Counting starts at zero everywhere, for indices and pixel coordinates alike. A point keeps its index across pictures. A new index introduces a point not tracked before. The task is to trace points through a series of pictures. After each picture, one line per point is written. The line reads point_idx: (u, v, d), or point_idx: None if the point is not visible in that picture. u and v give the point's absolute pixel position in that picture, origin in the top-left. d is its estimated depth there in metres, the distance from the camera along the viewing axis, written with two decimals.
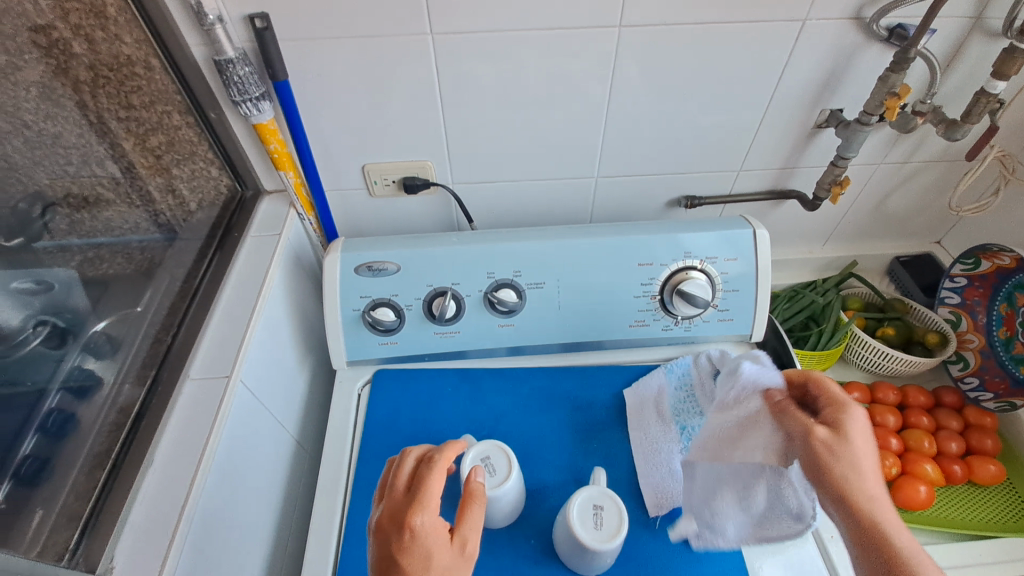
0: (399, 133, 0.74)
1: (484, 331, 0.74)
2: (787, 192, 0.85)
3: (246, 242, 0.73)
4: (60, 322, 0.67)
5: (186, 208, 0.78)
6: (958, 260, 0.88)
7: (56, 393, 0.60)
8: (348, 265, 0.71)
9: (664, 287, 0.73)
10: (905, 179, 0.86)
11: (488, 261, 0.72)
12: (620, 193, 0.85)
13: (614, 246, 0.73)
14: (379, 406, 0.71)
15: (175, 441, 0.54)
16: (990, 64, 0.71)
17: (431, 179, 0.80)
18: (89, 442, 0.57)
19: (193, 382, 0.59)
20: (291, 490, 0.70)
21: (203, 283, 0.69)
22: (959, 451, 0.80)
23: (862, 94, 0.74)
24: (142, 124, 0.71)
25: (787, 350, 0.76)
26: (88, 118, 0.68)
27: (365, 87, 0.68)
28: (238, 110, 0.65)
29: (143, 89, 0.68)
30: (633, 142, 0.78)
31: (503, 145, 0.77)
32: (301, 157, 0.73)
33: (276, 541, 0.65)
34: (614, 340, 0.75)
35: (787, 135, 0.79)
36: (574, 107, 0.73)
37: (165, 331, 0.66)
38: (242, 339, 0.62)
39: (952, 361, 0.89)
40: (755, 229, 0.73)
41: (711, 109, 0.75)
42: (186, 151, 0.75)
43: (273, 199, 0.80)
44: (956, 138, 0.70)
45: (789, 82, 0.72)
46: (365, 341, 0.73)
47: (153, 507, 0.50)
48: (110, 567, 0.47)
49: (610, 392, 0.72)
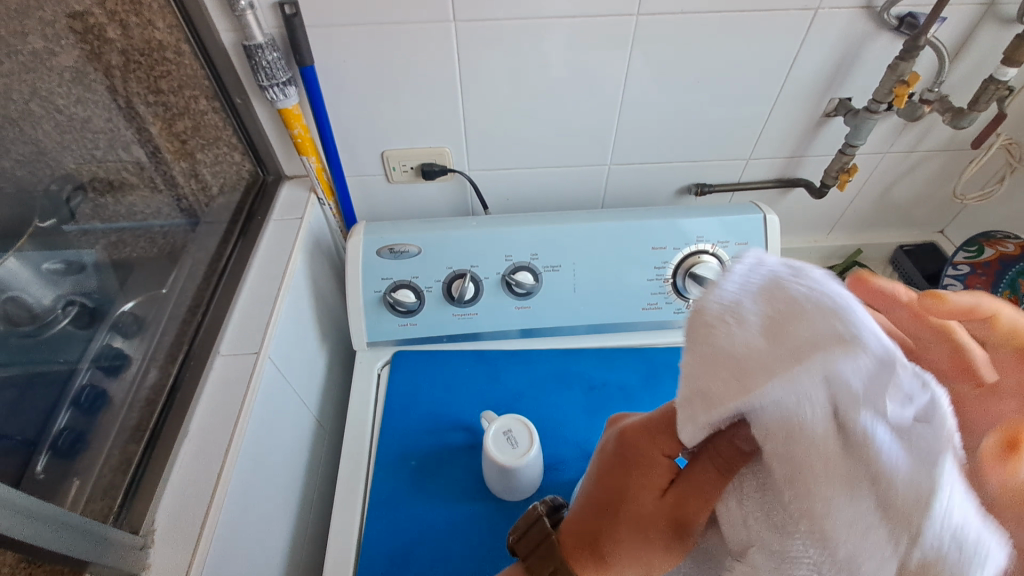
0: (419, 119, 0.76)
1: (501, 313, 0.76)
2: (795, 180, 0.87)
3: (270, 224, 0.75)
4: (88, 301, 0.68)
5: (208, 192, 0.80)
6: (962, 248, 0.90)
7: (87, 370, 0.61)
8: (370, 247, 0.73)
9: (676, 271, 0.75)
10: (911, 168, 0.88)
11: (505, 244, 0.74)
12: (631, 181, 0.87)
13: (628, 230, 0.74)
14: (399, 385, 0.73)
15: (208, 413, 0.56)
16: (998, 54, 0.73)
17: (448, 165, 0.81)
18: (122, 415, 0.59)
19: (223, 357, 0.60)
20: (313, 467, 0.72)
21: (228, 264, 0.71)
22: None
23: (870, 83, 0.76)
24: (169, 109, 0.72)
25: None
26: (117, 103, 0.70)
27: (388, 73, 0.70)
28: (265, 95, 0.66)
29: (172, 74, 0.70)
30: (646, 130, 0.80)
31: (520, 131, 0.79)
32: (323, 142, 0.75)
33: (300, 515, 0.67)
34: (627, 323, 0.77)
35: (797, 124, 0.81)
36: (590, 94, 0.75)
37: (192, 310, 0.68)
38: (269, 317, 0.64)
39: None
40: (765, 214, 0.75)
41: (724, 97, 0.76)
42: (211, 136, 0.77)
43: (293, 184, 0.82)
44: (963, 126, 0.72)
45: (800, 71, 0.74)
46: (385, 323, 0.75)
47: (189, 475, 0.52)
48: (151, 531, 0.48)
49: (624, 372, 0.74)
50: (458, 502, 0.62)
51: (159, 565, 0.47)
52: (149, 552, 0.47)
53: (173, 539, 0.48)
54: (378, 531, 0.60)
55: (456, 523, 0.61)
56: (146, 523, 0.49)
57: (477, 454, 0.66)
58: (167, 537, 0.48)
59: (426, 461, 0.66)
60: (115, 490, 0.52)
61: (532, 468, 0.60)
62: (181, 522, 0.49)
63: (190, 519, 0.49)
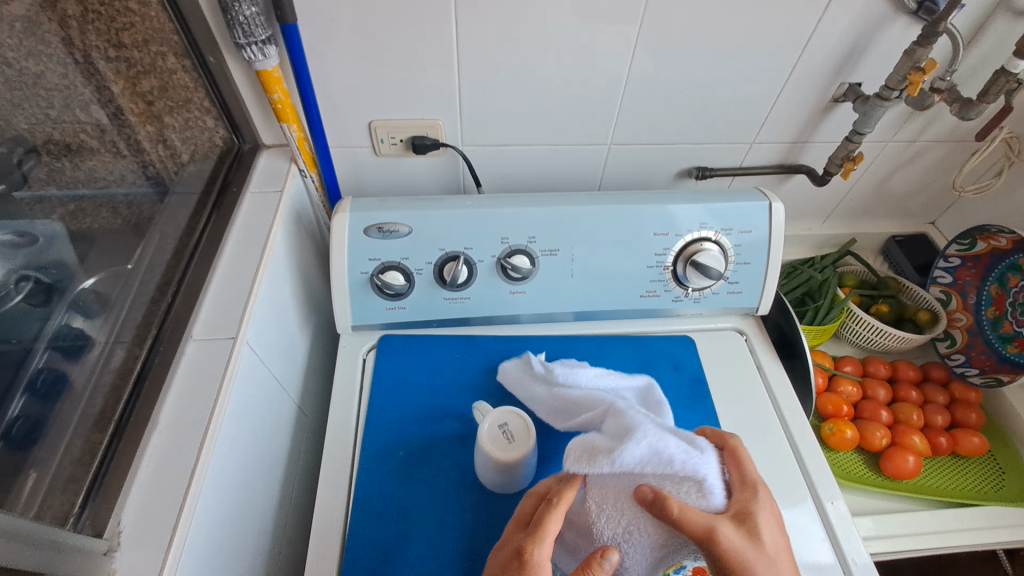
0: (411, 88, 0.70)
1: (494, 298, 0.72)
2: (797, 167, 0.85)
3: (246, 197, 0.69)
4: (44, 278, 0.59)
5: (177, 159, 0.74)
6: (955, 240, 0.90)
7: (43, 351, 0.54)
8: (356, 225, 0.68)
9: (676, 259, 0.73)
10: (912, 159, 0.87)
11: (501, 226, 0.70)
12: (631, 162, 0.83)
13: (630, 214, 0.71)
14: (385, 371, 0.70)
15: (180, 403, 0.52)
16: (1009, 44, 0.72)
17: (441, 139, 0.77)
18: (85, 401, 0.54)
19: (197, 343, 0.56)
20: (293, 456, 0.68)
21: (201, 238, 0.66)
22: (945, 425, 0.84)
23: (881, 70, 0.74)
24: (133, 66, 0.66)
25: (793, 324, 0.75)
26: (75, 57, 0.63)
27: (378, 35, 0.65)
28: (241, 55, 0.61)
29: (136, 27, 0.64)
30: (650, 109, 0.76)
31: (518, 106, 0.74)
32: (305, 109, 0.69)
33: (280, 506, 0.64)
34: (624, 311, 0.75)
35: (804, 109, 0.78)
36: (594, 70, 0.71)
37: (162, 289, 0.63)
38: (248, 299, 0.59)
39: (940, 339, 0.92)
40: (770, 202, 0.72)
41: (733, 78, 0.73)
42: (180, 98, 0.71)
43: (272, 154, 0.76)
44: (970, 117, 0.71)
45: (812, 53, 0.71)
46: (371, 305, 0.71)
47: (160, 472, 0.48)
48: (118, 532, 0.45)
49: (619, 361, 0.72)
50: (449, 494, 0.60)
51: (128, 571, 0.43)
52: (116, 556, 0.44)
53: (143, 543, 0.44)
54: (364, 524, 0.58)
55: (446, 517, 0.58)
56: (112, 525, 0.45)
57: (469, 444, 0.64)
58: (135, 539, 0.44)
59: (414, 451, 0.63)
60: (77, 484, 0.48)
61: (531, 460, 0.58)
62: (151, 523, 0.45)
63: (161, 520, 0.45)
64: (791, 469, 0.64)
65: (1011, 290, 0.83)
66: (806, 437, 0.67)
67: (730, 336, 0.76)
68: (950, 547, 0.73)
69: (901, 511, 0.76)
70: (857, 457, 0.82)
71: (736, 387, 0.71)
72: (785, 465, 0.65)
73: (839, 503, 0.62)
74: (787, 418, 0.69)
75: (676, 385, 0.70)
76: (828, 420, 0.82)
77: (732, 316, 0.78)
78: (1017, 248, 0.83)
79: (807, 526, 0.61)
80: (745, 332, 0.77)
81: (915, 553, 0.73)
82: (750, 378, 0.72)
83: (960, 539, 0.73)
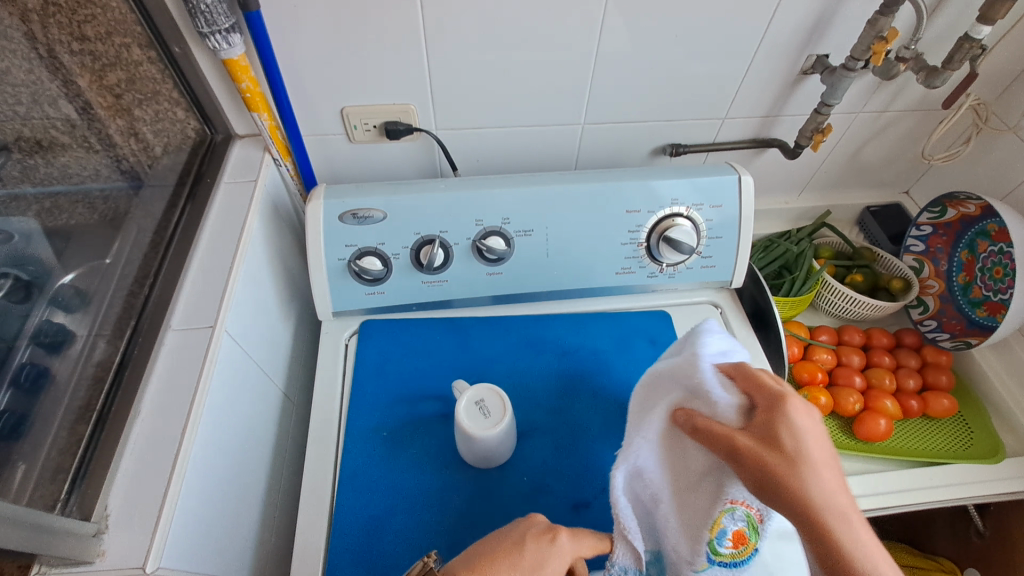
0: (381, 72, 0.70)
1: (472, 280, 0.73)
2: (769, 141, 0.86)
3: (220, 187, 0.70)
4: (23, 274, 0.57)
5: (150, 153, 0.74)
6: (927, 208, 0.93)
7: (26, 348, 0.54)
8: (331, 213, 0.69)
9: (650, 236, 0.74)
10: (883, 128, 0.88)
11: (476, 208, 0.70)
12: (606, 140, 0.84)
13: (601, 192, 0.72)
14: (368, 354, 0.71)
15: (161, 392, 0.53)
16: (973, 11, 0.73)
17: (414, 124, 0.77)
18: (69, 395, 0.54)
19: (175, 332, 0.57)
20: (280, 441, 0.70)
21: (177, 230, 0.67)
22: (915, 390, 0.87)
23: (847, 40, 0.74)
24: (97, 58, 0.66)
25: (766, 296, 0.77)
26: (38, 51, 0.62)
27: (341, 20, 0.65)
28: (206, 44, 0.61)
29: (98, 19, 0.64)
30: (622, 86, 0.76)
31: (489, 87, 0.74)
32: (275, 97, 0.69)
33: (268, 491, 0.66)
34: (601, 289, 0.77)
35: (773, 83, 0.79)
36: (562, 48, 0.71)
37: (140, 282, 0.63)
38: (224, 287, 0.60)
39: (912, 305, 0.94)
40: (739, 175, 0.74)
41: (702, 54, 0.73)
42: (148, 89, 0.71)
43: (245, 144, 0.77)
44: (935, 85, 0.71)
45: (778, 26, 0.71)
46: (351, 291, 0.72)
47: (143, 458, 0.49)
48: (105, 516, 0.46)
49: (595, 339, 0.73)
50: (431, 471, 0.62)
51: (118, 552, 0.45)
52: (105, 538, 0.45)
53: (129, 524, 0.46)
54: (349, 504, 0.59)
55: (431, 493, 0.60)
56: (99, 509, 0.46)
57: (450, 422, 0.65)
58: (123, 523, 0.46)
59: (397, 431, 0.65)
60: (64, 473, 0.49)
61: (508, 436, 0.60)
62: (137, 507, 0.47)
63: (147, 503, 0.47)
64: None
65: (980, 256, 0.85)
66: None
67: (705, 310, 0.78)
68: (920, 504, 0.76)
69: (874, 471, 0.79)
70: (832, 423, 0.85)
71: None
72: None
73: None
74: None
75: (651, 358, 0.72)
76: (802, 389, 0.85)
77: (708, 290, 0.79)
78: (986, 214, 0.84)
79: None
80: (720, 305, 0.79)
81: (886, 511, 0.76)
82: None
83: (929, 496, 0.75)
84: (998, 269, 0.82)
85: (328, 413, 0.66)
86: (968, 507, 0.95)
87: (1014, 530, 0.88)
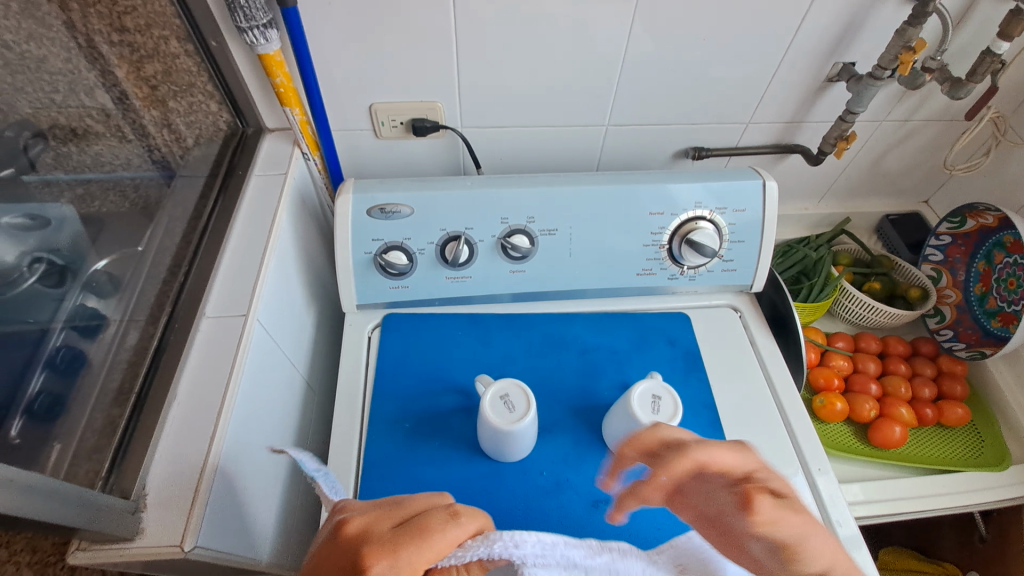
0: (411, 69, 0.71)
1: (495, 276, 0.74)
2: (792, 146, 0.86)
3: (252, 179, 0.71)
4: (57, 259, 0.63)
5: (182, 143, 0.75)
6: (946, 218, 0.92)
7: (61, 331, 0.57)
8: (359, 207, 0.70)
9: (673, 238, 0.75)
10: (906, 136, 0.88)
11: (501, 206, 0.71)
12: (629, 142, 0.85)
13: (624, 193, 0.73)
14: (391, 347, 0.72)
15: (197, 377, 0.54)
16: (996, 26, 0.73)
17: (441, 121, 0.78)
18: (104, 377, 0.56)
19: (210, 320, 0.58)
20: (304, 430, 0.71)
21: (208, 221, 0.68)
22: (931, 399, 0.87)
23: (874, 49, 0.75)
24: (135, 50, 0.68)
25: (787, 301, 0.77)
26: (77, 40, 0.64)
27: (373, 17, 0.66)
28: (243, 38, 0.62)
29: (137, 10, 0.65)
30: (648, 90, 0.77)
31: (516, 87, 0.75)
32: (307, 93, 0.70)
33: (292, 478, 0.67)
34: (622, 288, 0.77)
35: (798, 90, 0.79)
36: (589, 48, 0.71)
37: (174, 269, 0.65)
38: (256, 278, 0.61)
39: (929, 314, 0.95)
40: (764, 180, 0.74)
41: (728, 58, 0.74)
42: (183, 82, 0.72)
43: (275, 137, 0.78)
44: (960, 96, 0.71)
45: (806, 33, 0.72)
46: (376, 285, 0.73)
47: (179, 441, 0.50)
48: (143, 495, 0.47)
49: (614, 338, 0.74)
50: (454, 463, 0.63)
51: (156, 532, 0.46)
52: (143, 516, 0.46)
53: (167, 505, 0.47)
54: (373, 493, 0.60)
55: (453, 484, 0.61)
56: (137, 489, 0.48)
57: (472, 416, 0.66)
58: (160, 502, 0.47)
59: (420, 423, 0.66)
60: (101, 453, 0.50)
61: (530, 431, 0.60)
62: (173, 488, 0.48)
63: (183, 484, 0.48)
64: (782, 445, 0.67)
65: (996, 267, 0.86)
66: (798, 411, 0.70)
67: (725, 313, 0.78)
68: (930, 511, 0.76)
69: (886, 478, 0.79)
70: (846, 429, 0.85)
71: (729, 363, 0.73)
72: (776, 437, 0.67)
73: (825, 470, 0.65)
74: (778, 389, 0.71)
75: (670, 359, 0.72)
76: (819, 394, 0.85)
77: (728, 293, 0.80)
78: (1003, 225, 0.84)
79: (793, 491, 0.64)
80: (739, 308, 0.79)
81: (897, 517, 0.77)
82: (743, 354, 0.74)
83: (940, 503, 0.76)
84: (1013, 281, 0.82)
85: (352, 403, 0.68)
86: (976, 515, 0.95)
87: (1016, 538, 0.89)
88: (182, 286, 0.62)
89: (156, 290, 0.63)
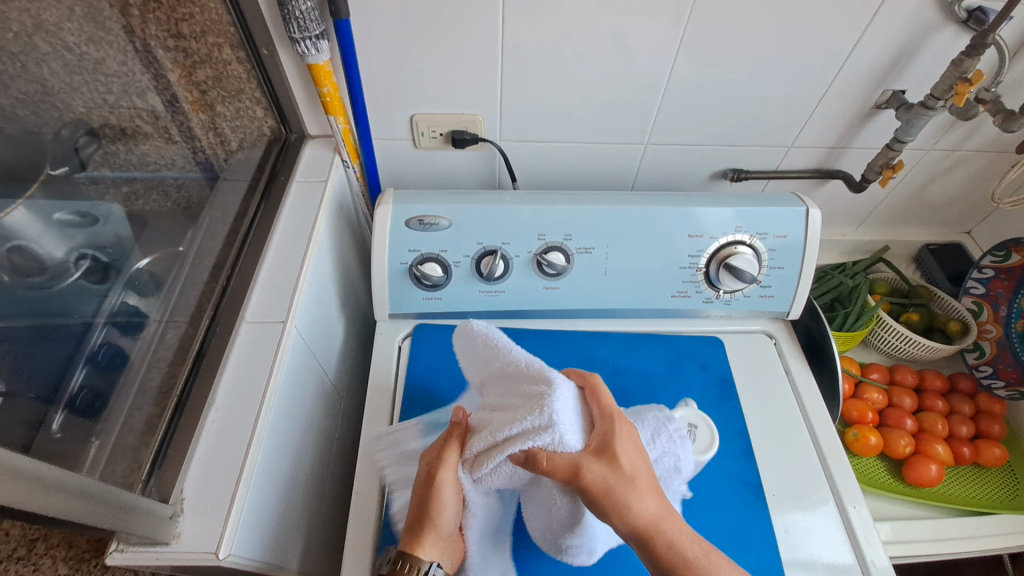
0: (455, 82, 0.72)
1: (529, 292, 0.74)
2: (835, 172, 0.85)
3: (293, 184, 0.72)
4: (102, 257, 0.64)
5: (227, 146, 0.76)
6: (990, 251, 0.89)
7: (102, 327, 0.57)
8: (398, 217, 0.70)
9: (710, 261, 0.74)
10: (953, 166, 0.86)
11: (539, 222, 0.71)
12: (667, 161, 0.84)
13: (662, 214, 0.72)
14: (421, 357, 0.72)
15: (235, 382, 0.55)
16: None
17: (480, 134, 0.78)
18: (144, 376, 0.57)
19: (249, 324, 0.59)
20: (331, 436, 0.71)
21: (250, 224, 0.69)
22: (968, 438, 0.84)
23: (926, 77, 0.73)
24: (189, 56, 0.68)
25: (823, 329, 0.76)
26: (134, 45, 0.65)
27: (422, 31, 0.66)
28: (295, 48, 0.63)
29: (195, 18, 0.66)
30: (690, 109, 0.76)
31: (557, 103, 0.75)
32: (352, 103, 0.71)
33: (318, 483, 0.67)
34: (656, 309, 0.76)
35: (844, 115, 0.78)
36: (635, 67, 0.71)
37: (216, 270, 0.66)
38: (296, 284, 0.62)
39: (968, 349, 0.91)
40: (807, 207, 0.73)
41: (774, 81, 0.73)
42: (233, 87, 0.73)
43: (317, 144, 0.79)
44: (1013, 130, 0.69)
45: (856, 60, 0.71)
46: (409, 294, 0.73)
47: (216, 446, 0.51)
48: (181, 499, 0.48)
49: (647, 360, 0.73)
50: None
51: (192, 537, 0.46)
52: (180, 521, 0.47)
53: (203, 509, 0.48)
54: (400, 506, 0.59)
55: None
56: (176, 492, 0.48)
57: None
58: (196, 506, 0.48)
59: None
60: (141, 454, 0.51)
61: None
62: (210, 493, 0.48)
63: (220, 489, 0.49)
64: (815, 478, 0.65)
65: None
66: (833, 444, 0.68)
67: (760, 339, 0.77)
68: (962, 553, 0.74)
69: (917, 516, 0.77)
70: (879, 463, 0.83)
71: (763, 391, 0.72)
72: (808, 469, 0.66)
73: (859, 506, 0.63)
74: (812, 420, 0.70)
75: (703, 384, 0.71)
76: (852, 427, 0.83)
77: (763, 319, 0.79)
78: None
79: (826, 527, 0.62)
80: (775, 335, 0.78)
81: (928, 558, 0.75)
82: (778, 382, 0.73)
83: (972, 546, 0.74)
84: None
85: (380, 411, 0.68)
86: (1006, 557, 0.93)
87: None
88: (222, 288, 0.63)
89: (198, 291, 0.64)
